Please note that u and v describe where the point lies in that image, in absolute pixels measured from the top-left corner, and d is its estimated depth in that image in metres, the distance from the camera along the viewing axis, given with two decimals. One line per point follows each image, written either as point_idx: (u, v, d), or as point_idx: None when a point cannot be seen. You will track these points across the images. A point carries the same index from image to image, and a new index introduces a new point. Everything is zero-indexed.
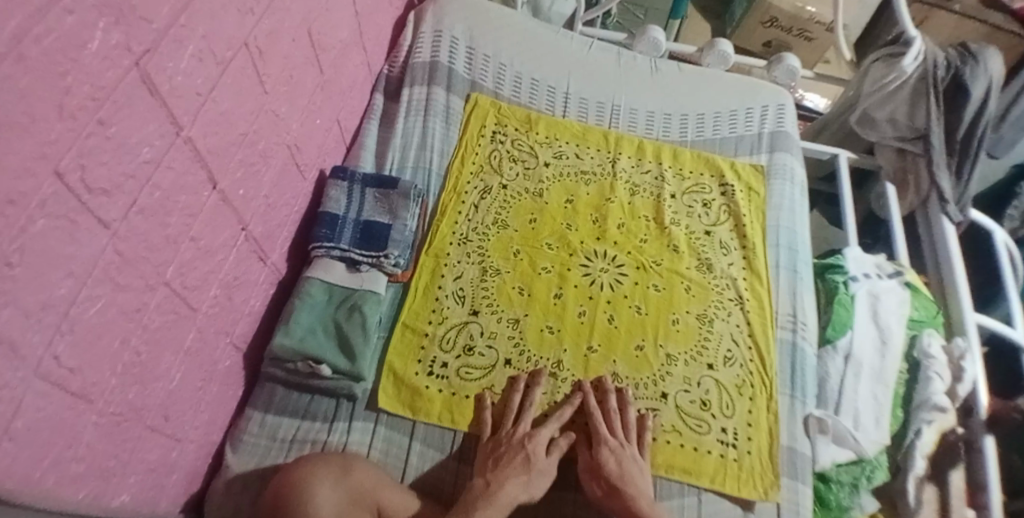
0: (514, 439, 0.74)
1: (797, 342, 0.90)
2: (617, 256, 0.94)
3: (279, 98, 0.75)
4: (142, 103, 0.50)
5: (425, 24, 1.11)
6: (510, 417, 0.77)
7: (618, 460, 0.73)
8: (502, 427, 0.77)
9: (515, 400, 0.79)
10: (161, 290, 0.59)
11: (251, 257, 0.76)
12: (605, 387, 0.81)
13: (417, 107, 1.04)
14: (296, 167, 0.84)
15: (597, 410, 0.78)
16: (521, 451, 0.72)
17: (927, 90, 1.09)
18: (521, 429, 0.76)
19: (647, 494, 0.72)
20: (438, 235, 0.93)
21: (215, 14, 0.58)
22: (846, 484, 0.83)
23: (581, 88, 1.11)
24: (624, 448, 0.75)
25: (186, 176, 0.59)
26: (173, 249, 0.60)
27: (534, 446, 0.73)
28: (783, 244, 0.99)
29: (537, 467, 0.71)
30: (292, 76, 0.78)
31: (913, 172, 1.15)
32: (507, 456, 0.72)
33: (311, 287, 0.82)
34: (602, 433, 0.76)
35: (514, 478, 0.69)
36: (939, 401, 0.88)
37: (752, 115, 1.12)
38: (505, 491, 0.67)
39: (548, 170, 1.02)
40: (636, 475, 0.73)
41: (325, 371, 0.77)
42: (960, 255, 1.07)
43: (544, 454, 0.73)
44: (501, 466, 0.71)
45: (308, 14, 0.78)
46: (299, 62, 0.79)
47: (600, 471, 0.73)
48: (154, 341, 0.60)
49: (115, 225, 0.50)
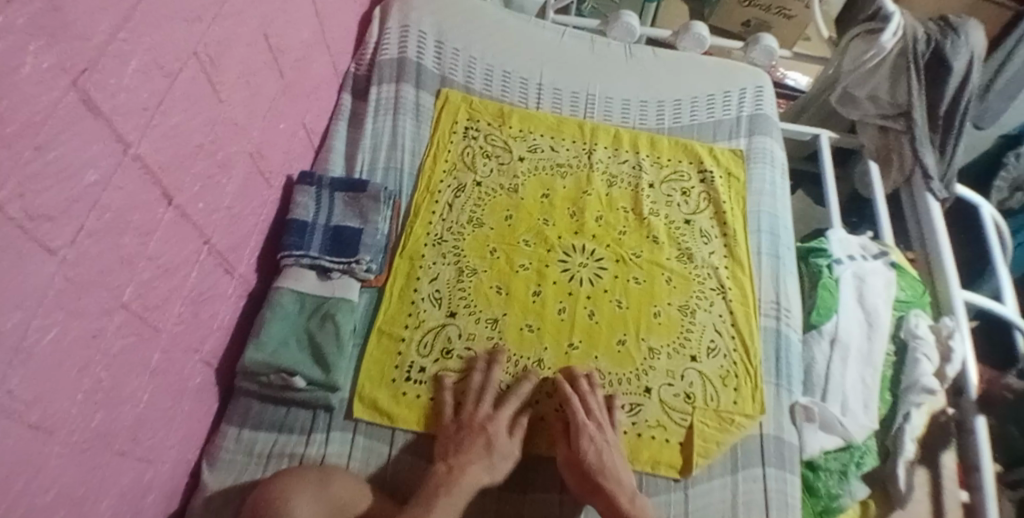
0: (474, 422, 0.75)
1: (781, 329, 0.89)
2: (596, 249, 0.92)
3: (236, 106, 0.73)
4: (83, 123, 0.47)
5: (392, 19, 1.08)
6: (471, 396, 0.78)
7: (598, 451, 0.72)
8: (464, 407, 0.77)
9: (477, 379, 0.79)
10: (119, 313, 0.57)
11: (217, 271, 0.74)
12: (575, 373, 0.80)
13: (386, 106, 1.01)
14: (261, 175, 0.82)
15: (575, 396, 0.77)
16: (482, 435, 0.73)
17: (907, 64, 1.07)
18: (483, 411, 0.76)
19: (628, 484, 0.71)
20: (412, 236, 0.91)
21: (159, 25, 0.55)
22: (834, 471, 0.82)
23: (555, 78, 1.09)
24: (603, 434, 0.74)
25: (137, 195, 0.57)
26: (129, 270, 0.58)
27: (495, 429, 0.74)
28: (764, 229, 0.97)
29: (499, 450, 0.72)
30: (250, 82, 0.75)
31: (896, 151, 1.13)
32: (468, 441, 0.73)
33: (282, 296, 0.80)
34: (580, 420, 0.74)
35: (476, 464, 0.70)
36: (928, 384, 0.86)
37: (730, 99, 1.09)
38: (466, 476, 0.68)
39: (524, 164, 1.00)
40: (614, 466, 0.72)
41: (299, 382, 0.76)
42: (947, 234, 1.05)
43: (504, 434, 0.74)
44: (462, 451, 0.72)
45: (263, 17, 0.75)
46: (256, 67, 0.76)
47: (578, 464, 0.72)
48: (116, 366, 0.58)
49: (63, 252, 0.47)
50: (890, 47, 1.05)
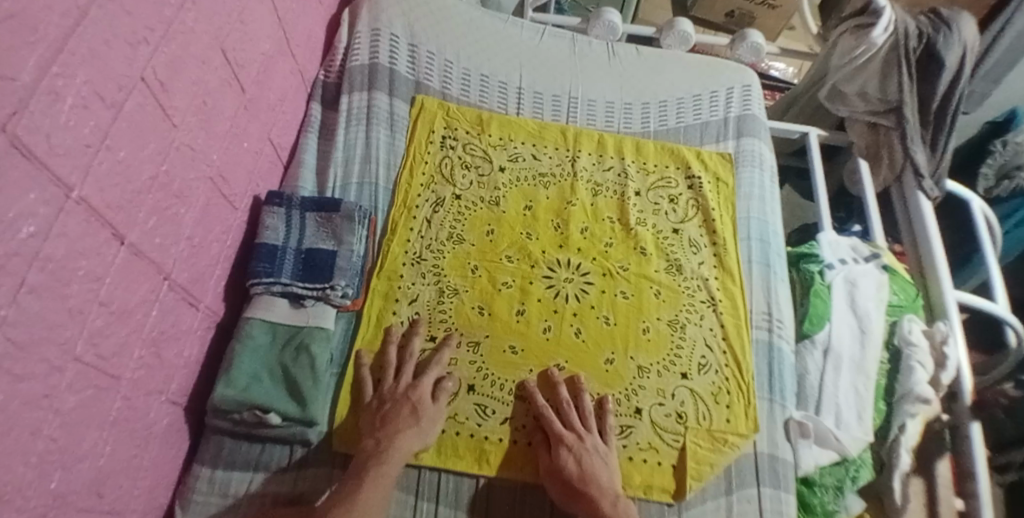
0: (397, 392, 0.74)
1: (773, 342, 0.87)
2: (582, 263, 0.89)
3: (191, 130, 0.67)
4: (16, 170, 0.42)
5: (361, 22, 1.03)
6: (391, 369, 0.77)
7: (577, 459, 0.71)
8: (384, 381, 0.76)
9: (393, 354, 0.78)
10: (71, 368, 0.52)
11: (180, 306, 0.69)
12: (553, 380, 0.79)
13: (358, 115, 0.96)
14: (224, 199, 0.77)
15: (549, 409, 0.76)
16: (407, 403, 0.73)
17: (898, 61, 1.04)
18: (404, 382, 0.76)
19: (610, 488, 0.70)
20: (389, 255, 0.86)
21: (98, 53, 0.50)
22: (829, 487, 0.80)
23: (535, 82, 1.04)
24: (583, 441, 0.73)
25: (84, 239, 0.52)
26: (79, 320, 0.53)
27: (419, 396, 0.74)
28: (754, 237, 0.95)
29: (426, 415, 0.72)
30: (207, 102, 0.70)
31: (886, 147, 1.10)
32: (394, 411, 0.72)
33: (253, 327, 0.75)
34: (558, 430, 0.74)
35: (405, 432, 0.70)
36: (921, 392, 0.85)
37: (717, 99, 1.06)
38: (396, 445, 0.69)
39: (504, 174, 0.95)
40: (597, 470, 0.70)
41: (274, 419, 0.71)
42: (938, 232, 1.03)
43: (429, 400, 0.74)
44: (388, 422, 0.71)
45: (218, 31, 0.70)
46: (213, 85, 0.71)
47: (558, 473, 0.71)
48: (71, 423, 0.54)
49: (2, 313, 0.42)
50: (880, 44, 1.02)
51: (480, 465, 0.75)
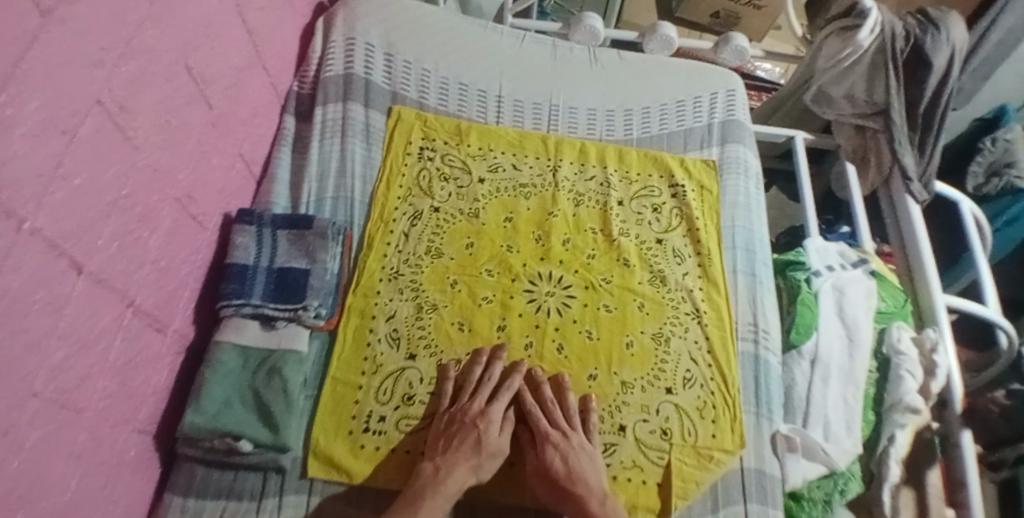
0: (468, 416, 0.73)
1: (759, 354, 0.85)
2: (564, 276, 0.87)
3: (156, 150, 0.64)
4: None
5: (336, 32, 1.00)
6: (465, 391, 0.76)
7: (564, 458, 0.70)
8: (460, 399, 0.75)
9: (475, 373, 0.77)
10: (30, 405, 0.49)
11: (147, 331, 0.67)
12: (537, 381, 0.78)
13: (333, 127, 0.94)
14: (192, 218, 0.74)
15: (537, 407, 0.75)
16: (472, 432, 0.71)
17: (886, 62, 1.03)
18: (477, 404, 0.74)
19: (597, 487, 0.69)
20: (366, 271, 0.84)
21: (49, 77, 0.47)
22: (818, 501, 0.79)
23: (515, 89, 1.02)
24: (569, 440, 0.72)
25: (42, 268, 0.48)
26: (38, 355, 0.49)
27: (487, 426, 0.72)
28: (739, 246, 0.93)
29: (488, 449, 0.70)
30: (171, 121, 0.66)
31: (874, 150, 1.10)
32: (458, 439, 0.71)
33: (222, 352, 0.73)
34: (544, 428, 0.73)
35: (463, 464, 0.68)
36: (912, 402, 0.83)
37: (701, 104, 1.04)
38: (453, 479, 0.67)
39: (484, 186, 0.93)
40: (585, 470, 0.70)
41: (245, 447, 0.69)
42: (926, 235, 1.02)
43: (496, 432, 0.72)
44: (452, 448, 0.70)
45: (182, 47, 0.67)
46: (179, 103, 0.68)
47: (546, 473, 0.70)
48: (34, 461, 0.51)
49: None
50: (867, 46, 1.01)
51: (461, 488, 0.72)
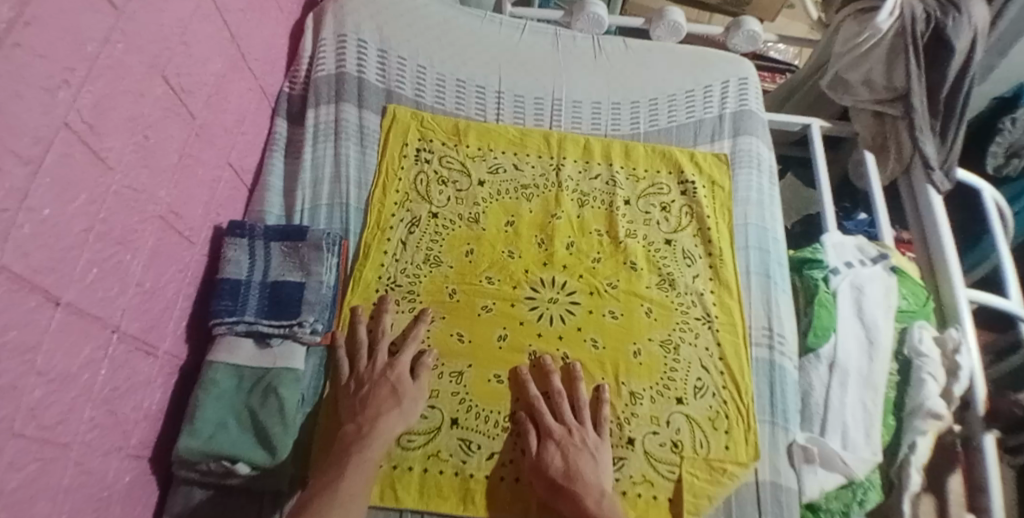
0: (376, 373, 0.73)
1: (774, 360, 0.82)
2: (568, 282, 0.83)
3: (132, 171, 0.61)
4: None
5: (326, 28, 0.95)
6: (367, 349, 0.76)
7: (564, 455, 0.69)
8: (359, 362, 0.75)
9: (363, 332, 0.77)
10: (12, 444, 0.46)
11: (134, 356, 0.65)
12: (547, 369, 0.76)
13: (326, 130, 0.90)
14: (177, 234, 0.72)
15: (541, 399, 0.74)
16: (386, 384, 0.71)
17: (905, 46, 0.97)
18: (380, 362, 0.74)
19: (595, 485, 0.67)
20: (362, 282, 0.81)
21: (9, 105, 0.43)
22: (835, 512, 0.77)
23: (515, 84, 0.97)
24: (573, 435, 0.71)
25: (13, 306, 0.45)
26: (15, 396, 0.46)
27: (397, 375, 0.72)
28: (752, 245, 0.89)
29: (407, 396, 0.71)
30: (148, 136, 0.64)
31: (893, 138, 1.05)
32: (375, 393, 0.71)
33: (216, 372, 0.71)
34: (547, 423, 0.72)
35: (387, 414, 0.68)
36: (933, 407, 0.79)
37: (711, 94, 0.98)
38: (378, 429, 0.67)
39: (484, 188, 0.89)
40: (583, 467, 0.68)
41: (242, 469, 0.68)
42: (949, 226, 0.97)
43: (409, 379, 0.73)
44: (368, 404, 0.69)
45: (155, 58, 0.63)
46: (154, 117, 0.64)
47: (543, 470, 0.69)
48: (18, 503, 0.48)
49: None
50: (886, 28, 0.96)
51: (464, 507, 0.70)
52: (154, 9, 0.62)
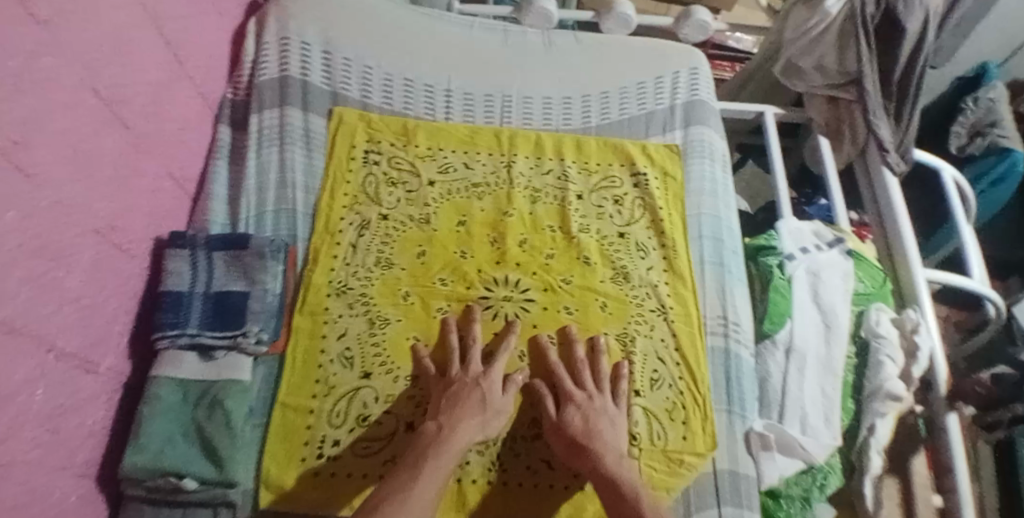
0: (468, 378, 0.72)
1: (730, 348, 0.82)
2: (522, 279, 0.82)
3: (67, 185, 0.60)
4: None
5: (268, 32, 0.94)
6: (455, 356, 0.75)
7: (584, 416, 0.69)
8: (450, 368, 0.73)
9: (454, 340, 0.76)
10: None
11: (76, 373, 0.63)
12: (570, 337, 0.78)
13: (270, 135, 0.88)
14: (116, 248, 0.70)
15: (561, 365, 0.75)
16: (476, 390, 0.70)
17: (855, 30, 0.98)
18: (475, 368, 0.73)
19: (614, 446, 0.67)
20: (312, 288, 0.80)
21: None
22: (795, 498, 0.76)
23: (465, 81, 0.96)
24: (593, 401, 0.71)
25: None
26: None
27: (489, 384, 0.71)
28: (706, 236, 0.89)
29: (493, 406, 0.69)
30: (81, 148, 0.62)
31: (848, 122, 1.06)
32: (464, 394, 0.69)
33: (160, 387, 0.69)
34: (566, 386, 0.72)
35: (469, 420, 0.67)
36: (892, 389, 0.79)
37: (663, 85, 0.98)
38: (458, 434, 0.65)
39: (434, 189, 0.88)
40: (603, 430, 0.68)
41: (190, 484, 0.66)
42: (905, 208, 0.97)
43: (499, 390, 0.71)
44: (456, 406, 0.68)
45: (86, 70, 0.62)
46: (89, 129, 0.63)
47: (563, 429, 0.68)
48: None
49: None
50: (835, 13, 0.98)
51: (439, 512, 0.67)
52: (83, 18, 0.61)
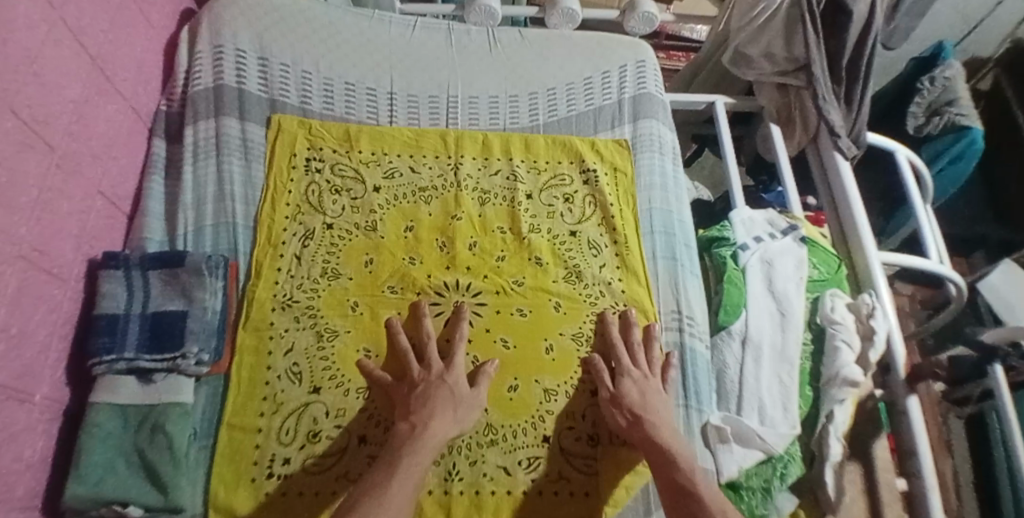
0: (430, 377, 0.70)
1: (684, 342, 0.82)
2: (472, 283, 0.81)
3: None
4: None
5: (202, 40, 0.91)
6: (412, 356, 0.72)
7: (640, 390, 0.72)
8: (409, 368, 0.71)
9: (403, 342, 0.73)
10: None
11: (10, 403, 0.58)
12: (632, 321, 0.79)
13: (206, 147, 0.86)
14: (46, 273, 0.66)
15: (621, 343, 0.77)
16: (442, 386, 0.68)
17: (801, 15, 0.97)
18: (436, 368, 0.71)
19: (667, 422, 0.69)
20: (256, 303, 0.77)
21: None
22: (756, 489, 0.74)
23: (408, 83, 0.94)
24: (648, 379, 0.73)
25: None
26: None
27: (455, 379, 0.69)
28: (657, 229, 0.89)
29: (464, 402, 0.68)
30: (1, 174, 0.58)
31: (799, 108, 1.06)
32: (429, 393, 0.68)
33: (98, 414, 0.65)
34: (626, 365, 0.74)
35: (441, 416, 0.65)
36: (851, 374, 0.78)
37: (610, 80, 0.98)
38: (432, 430, 0.64)
39: (380, 195, 0.86)
40: (658, 406, 0.70)
41: (133, 513, 0.64)
42: (857, 192, 0.98)
43: (466, 385, 0.70)
44: (426, 404, 0.66)
45: (3, 90, 0.58)
46: (8, 152, 0.59)
47: (620, 401, 0.71)
48: None
49: None
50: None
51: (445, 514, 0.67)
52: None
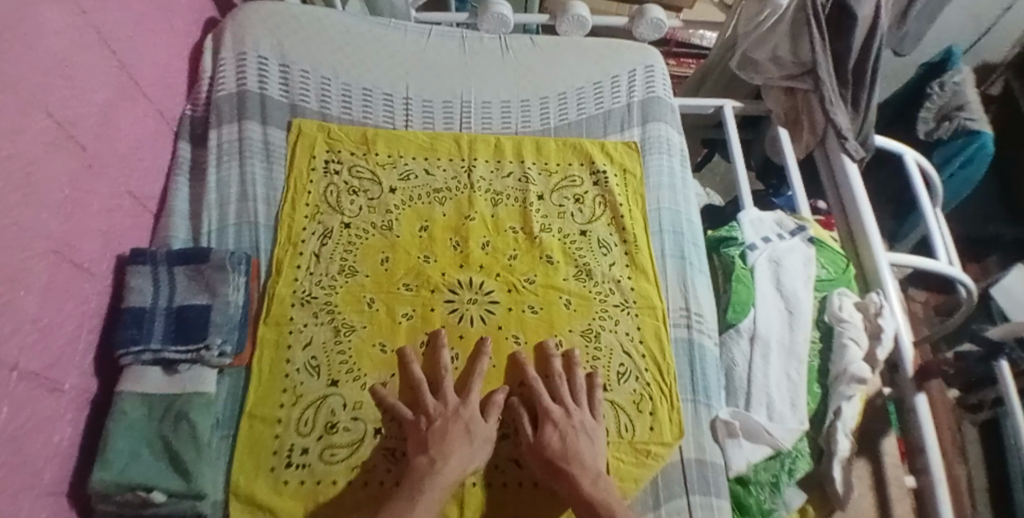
0: (447, 412, 0.70)
1: (693, 338, 0.83)
2: (485, 281, 0.83)
3: (22, 214, 0.59)
4: None
5: (225, 48, 0.95)
6: (425, 387, 0.73)
7: (562, 436, 0.68)
8: (425, 400, 0.71)
9: (416, 372, 0.74)
10: None
11: (40, 391, 0.60)
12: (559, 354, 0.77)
13: (230, 149, 0.89)
14: (76, 267, 0.69)
15: (539, 380, 0.74)
16: (459, 420, 0.69)
17: (807, 19, 0.98)
18: (452, 401, 0.71)
19: (592, 466, 0.66)
20: (276, 299, 0.80)
21: None
22: (765, 483, 0.76)
23: (423, 89, 0.97)
24: (570, 417, 0.70)
25: None
26: None
27: (470, 414, 0.70)
28: (666, 229, 0.91)
29: (479, 436, 0.69)
30: (32, 172, 0.61)
31: (805, 111, 1.08)
32: (445, 427, 0.68)
33: (125, 403, 0.68)
34: (544, 403, 0.71)
35: (458, 452, 0.66)
36: (858, 371, 0.78)
37: (619, 84, 1.01)
38: (449, 466, 0.65)
39: (396, 196, 0.89)
40: (582, 448, 0.68)
41: (158, 498, 0.66)
42: (865, 193, 0.99)
43: (480, 418, 0.70)
44: (444, 438, 0.67)
45: (36, 91, 0.61)
46: (37, 152, 0.61)
47: (542, 448, 0.68)
48: None
49: None
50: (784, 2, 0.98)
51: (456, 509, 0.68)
52: (30, 43, 0.61)
